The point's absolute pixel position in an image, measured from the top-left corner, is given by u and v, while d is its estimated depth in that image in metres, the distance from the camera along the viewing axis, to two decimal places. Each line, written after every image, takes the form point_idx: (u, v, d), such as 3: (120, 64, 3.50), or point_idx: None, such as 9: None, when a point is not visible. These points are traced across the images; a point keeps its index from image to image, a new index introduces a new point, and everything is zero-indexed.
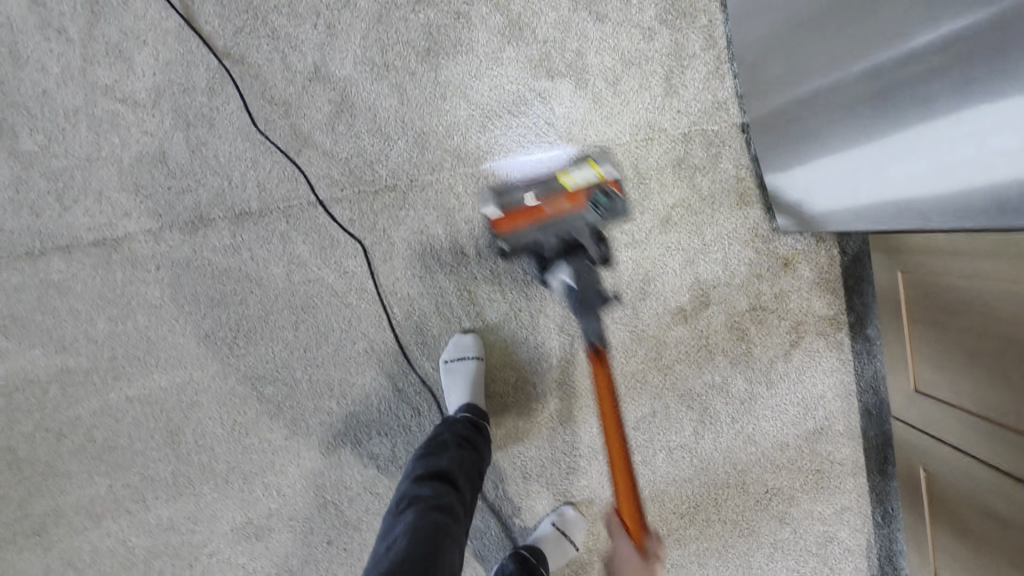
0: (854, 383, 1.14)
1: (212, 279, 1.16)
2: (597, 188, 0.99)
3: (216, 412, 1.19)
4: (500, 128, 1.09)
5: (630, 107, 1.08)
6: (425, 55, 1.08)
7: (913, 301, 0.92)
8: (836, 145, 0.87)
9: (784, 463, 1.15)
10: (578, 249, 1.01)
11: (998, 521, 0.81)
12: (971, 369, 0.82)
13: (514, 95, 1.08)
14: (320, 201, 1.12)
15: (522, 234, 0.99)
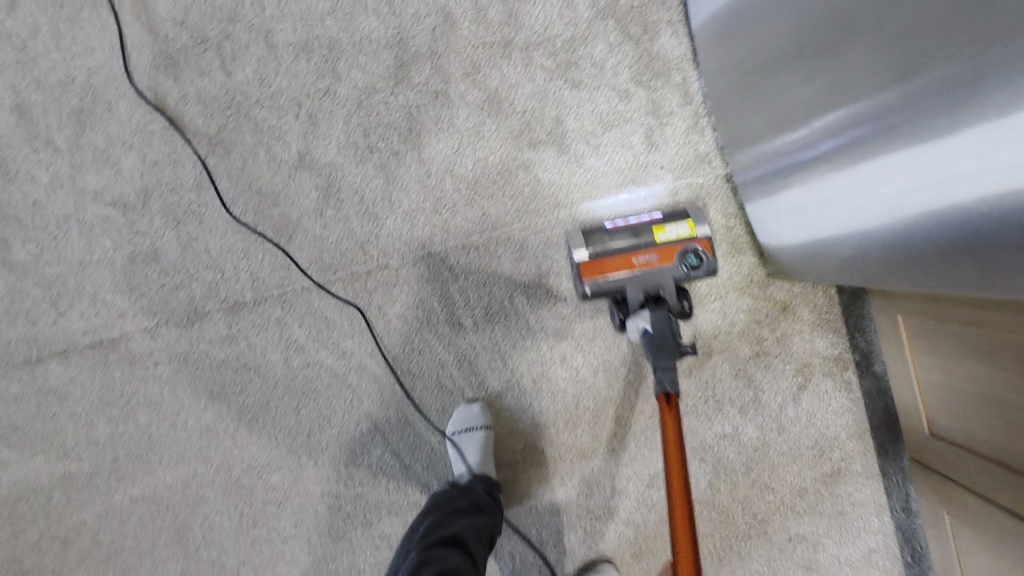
0: (867, 421, 1.12)
1: (211, 371, 1.15)
2: (690, 244, 0.97)
3: (223, 505, 1.17)
4: (487, 198, 1.10)
5: (615, 167, 1.10)
6: (407, 135, 1.10)
7: (929, 342, 0.89)
8: (821, 183, 0.85)
9: (804, 509, 1.13)
10: (658, 301, 0.96)
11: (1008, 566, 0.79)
12: (978, 411, 0.81)
13: (498, 165, 1.10)
14: (313, 285, 1.12)
15: (609, 284, 0.97)
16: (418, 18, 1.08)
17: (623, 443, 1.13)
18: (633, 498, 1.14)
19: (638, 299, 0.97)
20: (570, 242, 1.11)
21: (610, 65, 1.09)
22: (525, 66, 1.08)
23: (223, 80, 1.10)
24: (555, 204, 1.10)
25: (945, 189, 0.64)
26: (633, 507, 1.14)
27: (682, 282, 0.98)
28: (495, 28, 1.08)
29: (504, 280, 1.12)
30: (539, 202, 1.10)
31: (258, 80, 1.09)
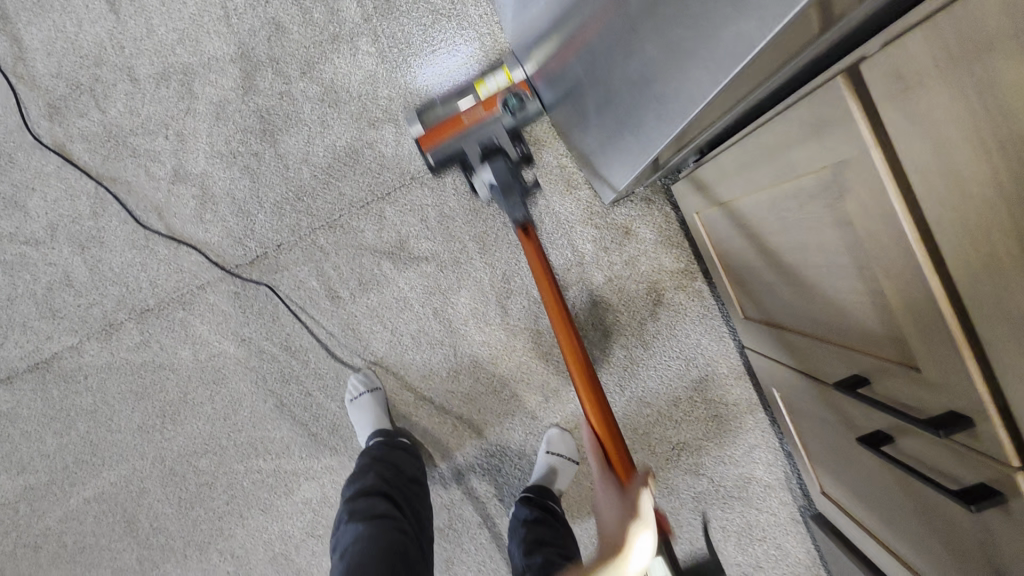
0: (725, 324, 1.17)
1: (133, 374, 1.29)
2: (510, 89, 1.05)
3: (162, 493, 1.30)
4: (341, 179, 1.21)
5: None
6: (263, 136, 1.22)
7: (720, 225, 0.86)
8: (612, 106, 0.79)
9: (681, 417, 1.19)
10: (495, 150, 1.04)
11: (818, 419, 0.81)
12: (753, 281, 0.81)
13: (346, 148, 1.21)
14: (206, 283, 1.25)
15: (446, 146, 1.04)
16: (253, 31, 1.20)
17: (503, 383, 1.22)
18: (520, 432, 1.22)
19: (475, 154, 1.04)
20: (422, 205, 1.21)
21: (428, 37, 1.18)
22: (354, 56, 1.19)
23: (100, 117, 1.24)
24: (401, 174, 1.21)
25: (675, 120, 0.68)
26: (522, 439, 1.22)
27: (514, 127, 1.05)
28: (321, 27, 1.19)
29: (370, 251, 1.22)
30: (387, 174, 1.21)
31: (129, 112, 1.24)
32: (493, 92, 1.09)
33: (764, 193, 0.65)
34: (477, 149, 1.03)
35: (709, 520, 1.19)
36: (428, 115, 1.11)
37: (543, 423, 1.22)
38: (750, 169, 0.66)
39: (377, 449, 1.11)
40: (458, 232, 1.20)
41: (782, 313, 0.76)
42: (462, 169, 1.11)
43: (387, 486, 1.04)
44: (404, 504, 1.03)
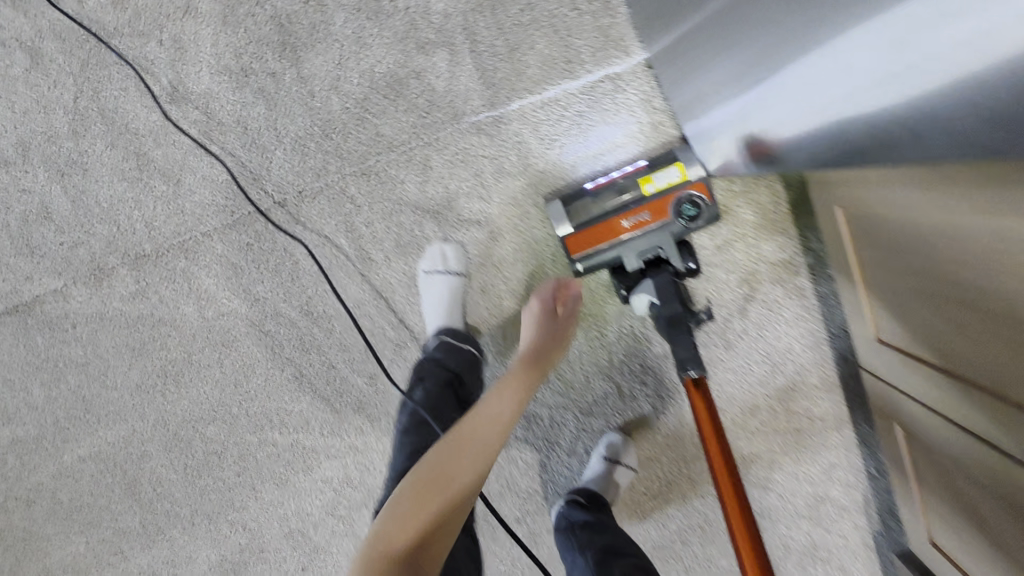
0: (824, 329, 1.00)
1: (128, 328, 1.12)
2: (683, 192, 0.91)
3: (166, 458, 1.18)
4: (379, 116, 0.98)
5: (516, 66, 0.95)
6: (282, 51, 0.98)
7: (881, 231, 0.69)
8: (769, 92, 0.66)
9: (756, 427, 1.05)
10: (659, 263, 0.93)
11: (973, 486, 0.66)
12: (919, 308, 0.65)
13: (387, 76, 0.97)
14: (211, 231, 1.05)
15: (601, 252, 0.94)
16: None
17: (557, 372, 1.06)
18: (572, 428, 1.08)
19: (636, 262, 0.94)
20: (477, 156, 0.98)
21: None
22: None
23: (76, 9, 1.00)
24: (454, 115, 0.97)
25: (800, 103, 0.62)
26: (574, 437, 1.08)
27: (682, 235, 0.93)
28: None
29: (411, 207, 1.01)
30: (437, 115, 0.97)
31: (111, 5, 1.00)
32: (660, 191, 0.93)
33: (984, 212, 0.48)
34: (637, 263, 0.93)
35: (770, 537, 1.08)
36: (574, 198, 0.96)
37: (601, 420, 1.07)
38: (971, 176, 0.49)
39: (433, 387, 0.96)
40: (520, 195, 0.99)
41: (955, 354, 0.61)
42: (611, 273, 0.97)
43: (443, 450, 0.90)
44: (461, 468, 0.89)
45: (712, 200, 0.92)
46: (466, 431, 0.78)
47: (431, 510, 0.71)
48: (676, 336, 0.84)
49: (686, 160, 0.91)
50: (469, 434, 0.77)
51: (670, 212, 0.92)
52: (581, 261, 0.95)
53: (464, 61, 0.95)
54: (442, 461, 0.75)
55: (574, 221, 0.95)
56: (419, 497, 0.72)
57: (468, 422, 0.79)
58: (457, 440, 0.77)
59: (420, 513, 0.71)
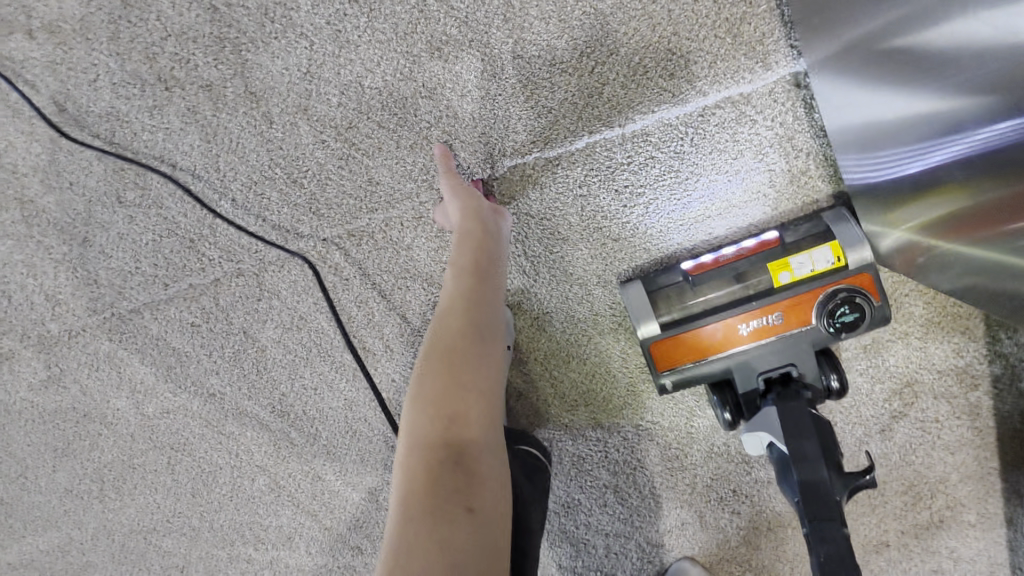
0: (996, 456, 0.72)
1: (43, 423, 0.84)
2: (836, 287, 0.59)
3: (113, 572, 0.92)
4: (378, 155, 0.67)
5: (584, 79, 0.63)
6: (217, 49, 0.66)
7: None
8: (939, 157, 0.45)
9: (882, 567, 0.79)
10: (788, 383, 0.62)
11: None
12: None
13: (381, 94, 0.65)
14: (141, 305, 0.75)
15: (701, 367, 0.64)
16: None
17: (619, 495, 0.79)
18: (635, 559, 0.81)
19: (752, 383, 0.63)
20: (522, 214, 0.68)
21: None
22: None
23: None
24: (488, 152, 0.66)
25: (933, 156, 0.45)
26: (636, 570, 0.81)
27: (825, 344, 0.62)
28: None
29: (420, 280, 0.71)
30: (462, 154, 0.66)
31: None
32: (800, 282, 0.60)
33: None
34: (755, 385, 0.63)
35: None
36: (663, 282, 0.65)
37: (673, 552, 0.80)
38: None
39: None
40: (579, 267, 0.69)
41: None
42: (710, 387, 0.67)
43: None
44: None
45: (879, 298, 0.60)
46: (463, 309, 0.59)
47: (460, 401, 0.53)
48: (819, 524, 0.51)
49: (845, 239, 0.59)
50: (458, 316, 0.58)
51: (813, 314, 0.60)
52: (669, 374, 0.65)
53: (499, 71, 0.64)
54: (444, 349, 0.57)
55: (663, 316, 0.64)
56: (441, 392, 0.54)
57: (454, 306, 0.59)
58: (457, 316, 0.58)
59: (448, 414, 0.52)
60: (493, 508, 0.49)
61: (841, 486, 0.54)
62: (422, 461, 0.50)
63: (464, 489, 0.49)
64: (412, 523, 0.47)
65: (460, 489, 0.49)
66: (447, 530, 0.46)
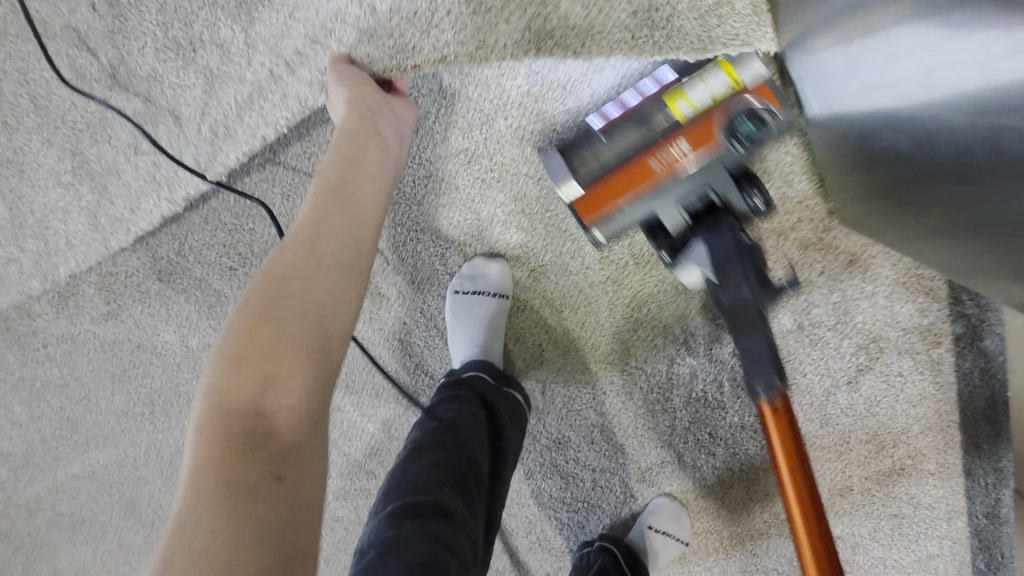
0: (956, 412, 0.78)
1: (103, 352, 0.96)
2: (736, 104, 0.62)
3: (163, 483, 1.06)
4: (302, 66, 0.73)
5: (564, 46, 0.68)
6: (237, 12, 0.72)
7: None
8: (850, 136, 0.59)
9: (844, 508, 0.85)
10: (713, 211, 0.64)
11: None
12: None
13: (331, 18, 0.70)
14: (189, 249, 0.86)
15: (625, 214, 0.66)
16: None
17: (605, 434, 0.87)
18: (619, 492, 0.90)
19: (679, 217, 0.65)
20: (518, 175, 0.76)
21: None
22: None
23: None
24: (433, 82, 0.74)
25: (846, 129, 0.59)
26: (619, 502, 0.90)
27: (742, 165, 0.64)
28: None
29: (432, 234, 0.81)
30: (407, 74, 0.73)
31: None
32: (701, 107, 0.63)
33: None
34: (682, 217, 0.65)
35: None
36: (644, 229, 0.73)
37: (654, 488, 0.89)
38: None
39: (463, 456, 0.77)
40: (572, 224, 0.77)
41: None
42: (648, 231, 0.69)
43: (461, 452, 0.66)
44: (471, 492, 0.65)
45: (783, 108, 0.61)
46: (303, 243, 0.55)
47: (278, 349, 0.49)
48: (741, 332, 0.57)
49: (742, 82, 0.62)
50: (299, 248, 0.54)
51: (719, 135, 0.62)
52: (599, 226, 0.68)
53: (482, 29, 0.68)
54: (279, 285, 0.52)
55: (582, 176, 0.66)
56: (251, 339, 0.49)
57: (304, 235, 0.55)
58: (298, 249, 0.54)
59: (267, 360, 0.49)
60: (304, 474, 0.46)
61: (765, 297, 0.57)
62: (223, 414, 0.47)
63: (271, 446, 0.46)
64: (201, 486, 0.43)
65: (268, 454, 0.45)
66: (241, 510, 0.42)
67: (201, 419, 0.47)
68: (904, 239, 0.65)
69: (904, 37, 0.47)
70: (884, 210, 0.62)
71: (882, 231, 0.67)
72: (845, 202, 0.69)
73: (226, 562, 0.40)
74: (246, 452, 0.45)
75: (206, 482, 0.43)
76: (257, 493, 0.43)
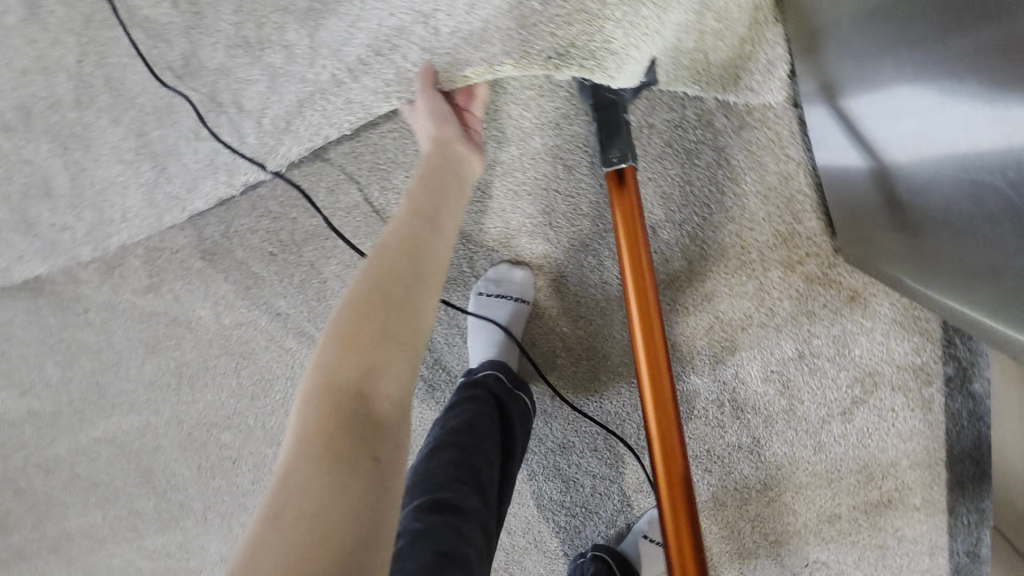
0: (943, 450, 0.82)
1: (140, 322, 1.02)
2: None
3: (180, 454, 1.11)
4: (370, 82, 0.79)
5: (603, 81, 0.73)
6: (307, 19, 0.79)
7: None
8: (860, 176, 0.68)
9: (831, 537, 0.87)
10: None
11: None
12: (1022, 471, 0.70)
13: (394, 33, 0.75)
14: (234, 233, 0.93)
15: None
16: None
17: (608, 442, 0.92)
18: (616, 500, 0.94)
19: None
20: (550, 190, 0.82)
21: None
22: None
23: None
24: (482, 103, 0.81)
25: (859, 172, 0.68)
26: (615, 510, 0.94)
27: None
28: None
29: (462, 238, 0.87)
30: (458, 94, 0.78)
31: None
32: None
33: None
34: None
35: None
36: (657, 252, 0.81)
37: (651, 499, 0.93)
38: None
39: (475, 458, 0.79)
40: (596, 240, 0.83)
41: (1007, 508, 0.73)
42: None
43: (478, 450, 0.69)
44: (487, 491, 0.67)
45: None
46: (399, 249, 0.60)
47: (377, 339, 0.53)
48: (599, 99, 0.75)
49: None
50: (395, 253, 0.59)
51: None
52: None
53: (530, 38, 0.69)
54: (374, 288, 0.56)
55: None
56: (353, 328, 0.53)
57: (395, 245, 0.60)
58: (394, 253, 0.59)
59: (366, 354, 0.52)
60: (394, 457, 0.49)
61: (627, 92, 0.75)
62: (326, 406, 0.49)
63: (371, 430, 0.49)
64: (307, 456, 0.46)
65: (366, 434, 0.48)
66: (341, 481, 0.45)
67: (306, 398, 0.50)
68: (899, 283, 0.69)
69: (929, 84, 0.53)
70: (881, 253, 0.69)
71: (878, 274, 0.72)
72: (845, 242, 0.76)
73: (326, 528, 0.43)
74: (350, 437, 0.48)
75: (315, 458, 0.46)
76: (355, 469, 0.46)
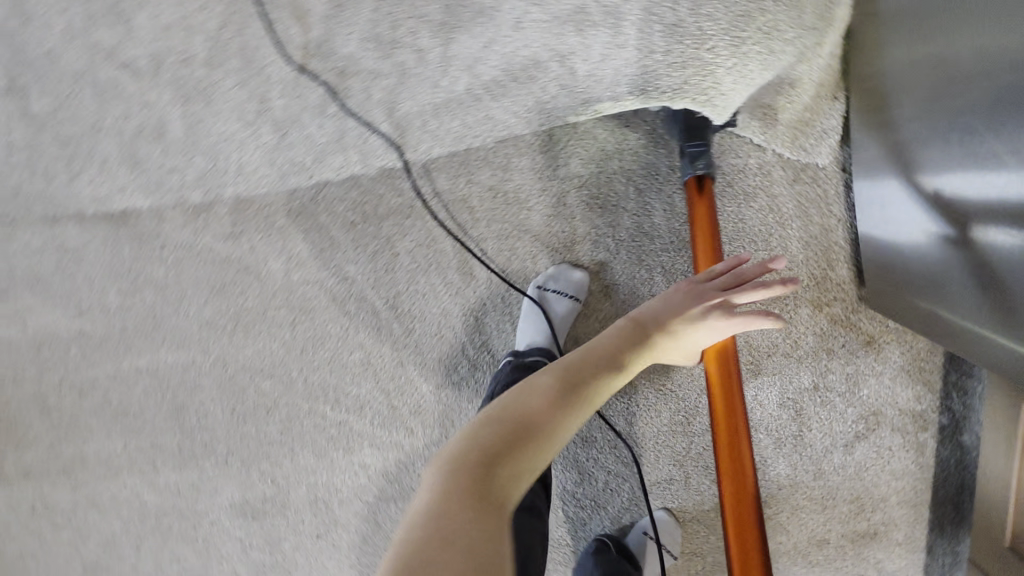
0: (929, 491, 0.91)
1: (212, 265, 1.10)
2: None
3: (216, 397, 1.17)
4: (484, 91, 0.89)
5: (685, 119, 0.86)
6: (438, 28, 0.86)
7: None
8: (897, 238, 0.77)
9: (818, 560, 0.95)
10: None
11: None
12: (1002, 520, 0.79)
13: (517, 50, 0.85)
14: (322, 197, 1.04)
15: None
16: None
17: (628, 443, 1.00)
18: (626, 498, 1.01)
19: None
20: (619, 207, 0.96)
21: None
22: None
23: None
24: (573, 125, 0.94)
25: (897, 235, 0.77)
26: (622, 507, 1.02)
27: None
28: None
29: (530, 236, 0.99)
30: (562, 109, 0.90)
31: None
32: None
33: None
34: None
35: None
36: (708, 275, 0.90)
37: (658, 501, 1.01)
38: None
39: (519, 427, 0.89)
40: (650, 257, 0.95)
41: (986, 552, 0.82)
42: None
43: None
44: None
45: None
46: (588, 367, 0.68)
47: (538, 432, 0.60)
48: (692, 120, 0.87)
49: None
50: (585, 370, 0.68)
51: None
52: None
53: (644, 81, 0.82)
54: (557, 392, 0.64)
55: None
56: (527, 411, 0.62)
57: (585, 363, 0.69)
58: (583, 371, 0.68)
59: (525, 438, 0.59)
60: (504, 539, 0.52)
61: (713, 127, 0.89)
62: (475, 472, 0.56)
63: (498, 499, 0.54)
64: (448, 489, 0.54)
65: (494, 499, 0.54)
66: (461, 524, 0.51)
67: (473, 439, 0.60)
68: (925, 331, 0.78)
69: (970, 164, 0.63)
70: (909, 304, 0.78)
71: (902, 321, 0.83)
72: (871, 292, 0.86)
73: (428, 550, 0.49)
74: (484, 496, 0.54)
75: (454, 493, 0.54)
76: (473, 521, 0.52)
